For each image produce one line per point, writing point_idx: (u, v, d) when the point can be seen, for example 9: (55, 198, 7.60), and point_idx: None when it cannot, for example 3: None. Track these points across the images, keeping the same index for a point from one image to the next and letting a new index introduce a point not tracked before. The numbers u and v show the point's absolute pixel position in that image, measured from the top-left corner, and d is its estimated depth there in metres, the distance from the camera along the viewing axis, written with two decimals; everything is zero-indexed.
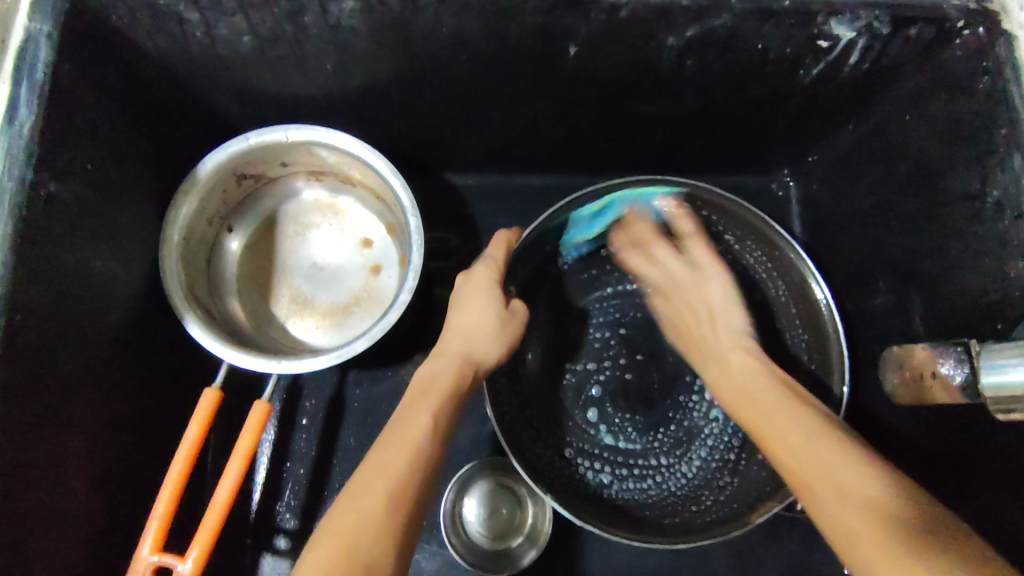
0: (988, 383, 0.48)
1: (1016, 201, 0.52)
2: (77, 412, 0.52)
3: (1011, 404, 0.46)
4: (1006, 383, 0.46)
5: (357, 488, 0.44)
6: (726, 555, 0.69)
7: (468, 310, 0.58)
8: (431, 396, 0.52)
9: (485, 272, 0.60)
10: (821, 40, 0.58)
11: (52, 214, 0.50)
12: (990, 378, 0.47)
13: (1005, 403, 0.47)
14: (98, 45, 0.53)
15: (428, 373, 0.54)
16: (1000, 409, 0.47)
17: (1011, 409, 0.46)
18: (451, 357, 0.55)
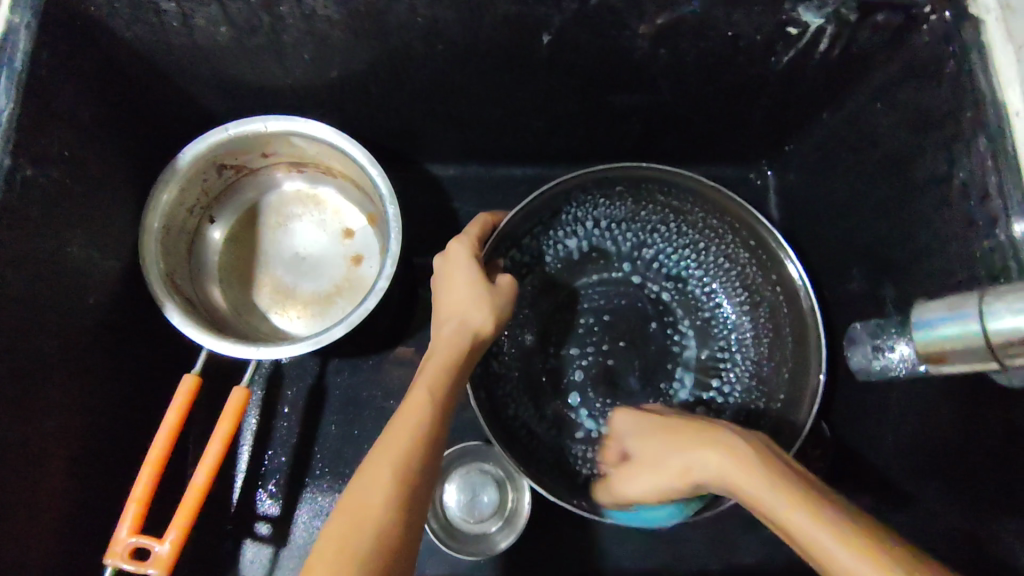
0: (919, 338, 0.45)
1: (981, 183, 0.53)
2: (54, 394, 0.53)
3: (941, 358, 0.44)
4: (935, 338, 0.44)
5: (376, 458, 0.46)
6: (704, 538, 0.70)
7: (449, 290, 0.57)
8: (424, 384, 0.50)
9: (461, 246, 0.60)
10: (790, 27, 0.59)
11: (30, 201, 0.51)
12: (919, 334, 0.45)
13: (935, 358, 0.44)
14: (77, 34, 0.54)
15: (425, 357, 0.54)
16: (933, 362, 0.45)
17: (940, 363, 0.44)
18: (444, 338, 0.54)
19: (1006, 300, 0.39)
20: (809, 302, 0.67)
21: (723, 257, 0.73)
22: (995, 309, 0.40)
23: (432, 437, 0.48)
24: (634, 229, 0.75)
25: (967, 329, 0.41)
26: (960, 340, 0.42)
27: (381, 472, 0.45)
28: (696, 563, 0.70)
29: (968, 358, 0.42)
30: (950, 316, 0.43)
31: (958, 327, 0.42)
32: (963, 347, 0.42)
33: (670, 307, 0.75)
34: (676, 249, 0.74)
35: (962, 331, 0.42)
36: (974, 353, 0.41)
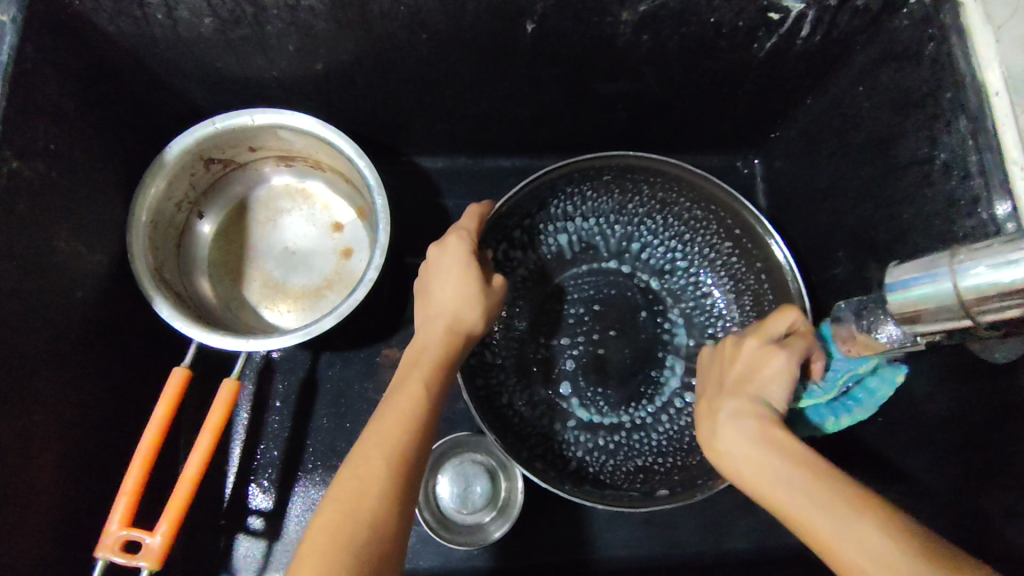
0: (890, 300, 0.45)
1: (963, 161, 0.54)
2: (42, 388, 0.52)
3: (912, 318, 0.44)
4: (906, 298, 0.43)
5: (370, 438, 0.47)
6: (697, 524, 0.71)
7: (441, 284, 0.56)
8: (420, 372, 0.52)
9: (459, 245, 0.57)
10: (771, 13, 0.60)
11: (16, 193, 0.51)
12: (891, 295, 0.44)
13: (908, 318, 0.44)
14: (60, 27, 0.54)
15: (415, 346, 0.54)
16: (904, 322, 0.45)
17: (914, 324, 0.44)
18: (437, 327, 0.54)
19: (978, 257, 0.40)
20: (795, 282, 0.67)
21: (712, 245, 0.73)
22: (969, 266, 0.40)
23: (423, 424, 0.48)
24: (623, 219, 0.75)
25: (940, 288, 0.41)
26: (932, 300, 0.42)
27: (372, 455, 0.45)
28: (691, 549, 0.70)
29: (940, 317, 0.42)
30: (923, 276, 0.42)
31: (932, 286, 0.42)
32: (937, 306, 0.42)
33: (660, 296, 0.76)
34: (665, 238, 0.75)
35: (935, 290, 0.42)
36: (950, 312, 0.41)
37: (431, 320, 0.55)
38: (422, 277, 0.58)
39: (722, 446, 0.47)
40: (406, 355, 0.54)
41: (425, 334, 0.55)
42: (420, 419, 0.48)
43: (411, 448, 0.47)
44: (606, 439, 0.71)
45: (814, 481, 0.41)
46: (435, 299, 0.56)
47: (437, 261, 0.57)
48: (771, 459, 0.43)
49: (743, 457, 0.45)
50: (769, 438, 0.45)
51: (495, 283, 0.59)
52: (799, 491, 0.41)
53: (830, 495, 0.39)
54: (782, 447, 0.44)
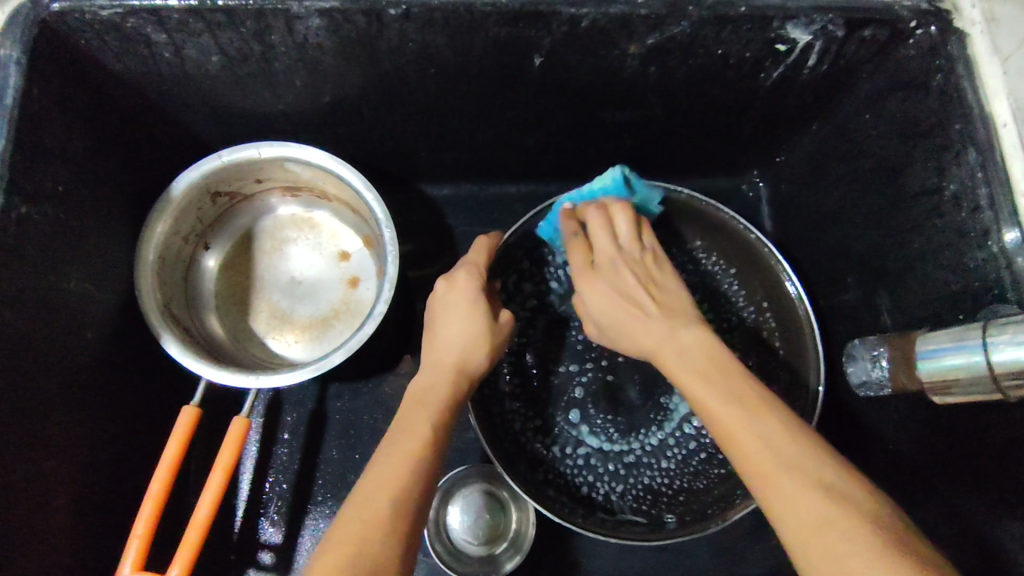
0: (926, 368, 0.50)
1: (973, 194, 0.54)
2: (54, 433, 0.52)
3: (947, 388, 0.49)
4: (941, 367, 0.49)
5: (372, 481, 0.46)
6: (709, 552, 0.70)
7: (447, 318, 0.57)
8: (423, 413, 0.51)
9: (467, 281, 0.59)
10: (778, 44, 0.60)
11: (25, 237, 0.50)
12: (927, 364, 0.50)
13: (940, 388, 0.49)
14: (66, 67, 0.53)
15: (419, 384, 0.54)
16: (940, 391, 0.50)
17: (946, 392, 0.49)
18: (442, 364, 0.55)
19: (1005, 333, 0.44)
20: (804, 310, 0.67)
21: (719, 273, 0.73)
22: (994, 340, 0.44)
23: (427, 464, 0.48)
24: None
25: (969, 360, 0.46)
26: (963, 370, 0.46)
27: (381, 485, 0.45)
28: None
29: (971, 389, 0.46)
30: (954, 347, 0.48)
31: (961, 357, 0.46)
32: (966, 377, 0.46)
33: None
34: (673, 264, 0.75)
35: (963, 362, 0.46)
36: (976, 383, 0.46)
37: (436, 356, 0.55)
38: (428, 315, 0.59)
39: (595, 298, 0.53)
40: (411, 390, 0.54)
41: (431, 372, 0.55)
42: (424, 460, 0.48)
43: (419, 480, 0.47)
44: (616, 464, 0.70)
45: (763, 409, 0.41)
46: (440, 335, 0.56)
47: (444, 297, 0.58)
48: (723, 380, 0.43)
49: (674, 358, 0.46)
50: (709, 359, 0.45)
51: (502, 318, 0.59)
52: (754, 416, 0.40)
53: (783, 428, 0.40)
54: (737, 374, 0.43)
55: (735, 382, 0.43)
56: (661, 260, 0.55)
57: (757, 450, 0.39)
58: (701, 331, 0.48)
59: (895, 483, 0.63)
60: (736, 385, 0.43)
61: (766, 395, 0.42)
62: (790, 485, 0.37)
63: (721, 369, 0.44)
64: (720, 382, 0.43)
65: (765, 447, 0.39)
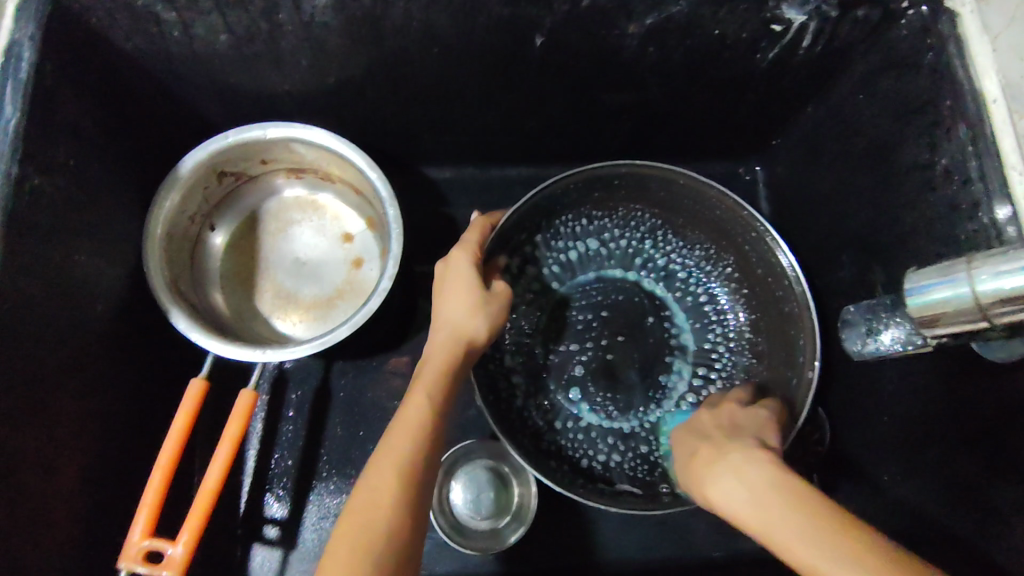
0: (911, 304, 0.48)
1: (964, 167, 0.55)
2: (65, 402, 0.53)
3: (934, 321, 0.47)
4: (927, 302, 0.47)
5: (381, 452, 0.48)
6: (708, 527, 0.72)
7: (445, 295, 0.57)
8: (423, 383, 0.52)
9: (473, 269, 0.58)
10: (774, 24, 0.61)
11: (38, 209, 0.51)
12: (913, 300, 0.48)
13: (928, 322, 0.48)
14: (78, 45, 0.55)
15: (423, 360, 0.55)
16: (926, 325, 0.48)
17: (935, 325, 0.48)
18: (441, 336, 0.55)
19: (995, 262, 0.43)
20: (799, 286, 0.67)
21: (717, 253, 0.75)
22: (984, 272, 0.43)
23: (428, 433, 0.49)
24: (631, 228, 0.77)
25: (957, 292, 0.45)
26: (951, 303, 0.45)
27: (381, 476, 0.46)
28: (702, 552, 0.71)
29: (959, 319, 0.46)
30: (940, 281, 0.46)
31: (950, 291, 0.45)
32: (955, 310, 0.45)
33: (666, 302, 0.77)
34: (671, 246, 0.77)
35: (953, 296, 0.45)
36: (967, 314, 0.45)
37: (436, 332, 0.56)
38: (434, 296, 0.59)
39: (716, 491, 0.43)
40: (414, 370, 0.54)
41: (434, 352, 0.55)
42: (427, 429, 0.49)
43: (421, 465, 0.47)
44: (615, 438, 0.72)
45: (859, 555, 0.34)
46: (439, 312, 0.57)
47: (442, 277, 0.59)
48: (790, 525, 0.37)
49: (816, 537, 0.36)
50: (783, 493, 0.39)
51: (500, 288, 0.59)
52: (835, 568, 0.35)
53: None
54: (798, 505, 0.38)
55: (784, 518, 0.38)
56: (736, 426, 0.53)
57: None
58: (791, 471, 0.41)
59: (890, 455, 0.64)
60: (797, 524, 0.37)
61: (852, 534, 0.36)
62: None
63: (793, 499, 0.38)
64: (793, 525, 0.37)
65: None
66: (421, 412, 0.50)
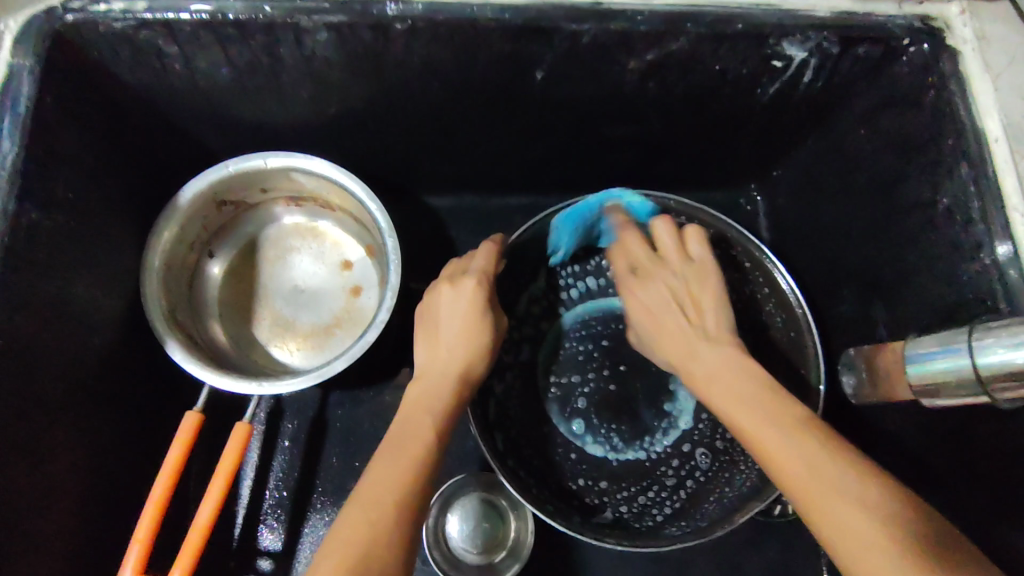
0: (916, 371, 0.50)
1: (966, 208, 0.55)
2: (59, 436, 0.53)
3: (933, 390, 0.49)
4: (927, 370, 0.49)
5: (376, 477, 0.48)
6: (708, 563, 0.71)
7: (455, 326, 0.57)
8: (422, 414, 0.53)
9: (475, 290, 0.58)
10: (775, 60, 0.61)
11: (34, 242, 0.51)
12: (915, 366, 0.50)
13: (927, 390, 0.50)
14: (78, 77, 0.55)
15: (420, 387, 0.55)
16: (925, 394, 0.50)
17: (933, 395, 0.49)
18: (449, 365, 0.56)
19: (993, 338, 0.45)
20: (802, 315, 0.68)
21: None
22: (981, 345, 0.45)
23: (427, 464, 0.49)
24: None
25: (955, 364, 0.47)
26: (949, 373, 0.47)
27: (382, 496, 0.46)
28: None
29: (957, 392, 0.47)
30: (942, 351, 0.48)
31: (948, 361, 0.47)
32: (953, 381, 0.47)
33: None
34: None
35: (952, 365, 0.47)
36: (962, 385, 0.46)
37: (442, 366, 0.56)
38: (429, 314, 0.59)
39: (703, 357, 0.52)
40: (413, 397, 0.54)
41: (431, 381, 0.55)
42: (423, 459, 0.49)
43: (418, 491, 0.48)
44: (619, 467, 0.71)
45: (841, 474, 0.41)
46: (448, 345, 0.57)
47: (452, 303, 0.58)
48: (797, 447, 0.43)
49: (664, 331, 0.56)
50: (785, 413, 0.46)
51: (501, 324, 0.60)
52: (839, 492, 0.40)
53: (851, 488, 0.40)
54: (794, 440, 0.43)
55: (796, 445, 0.43)
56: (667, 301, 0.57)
57: (834, 509, 0.40)
58: (707, 347, 0.52)
59: None
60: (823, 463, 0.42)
61: (845, 458, 0.42)
62: (861, 532, 0.38)
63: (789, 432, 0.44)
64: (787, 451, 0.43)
65: (849, 497, 0.40)
66: (418, 442, 0.50)
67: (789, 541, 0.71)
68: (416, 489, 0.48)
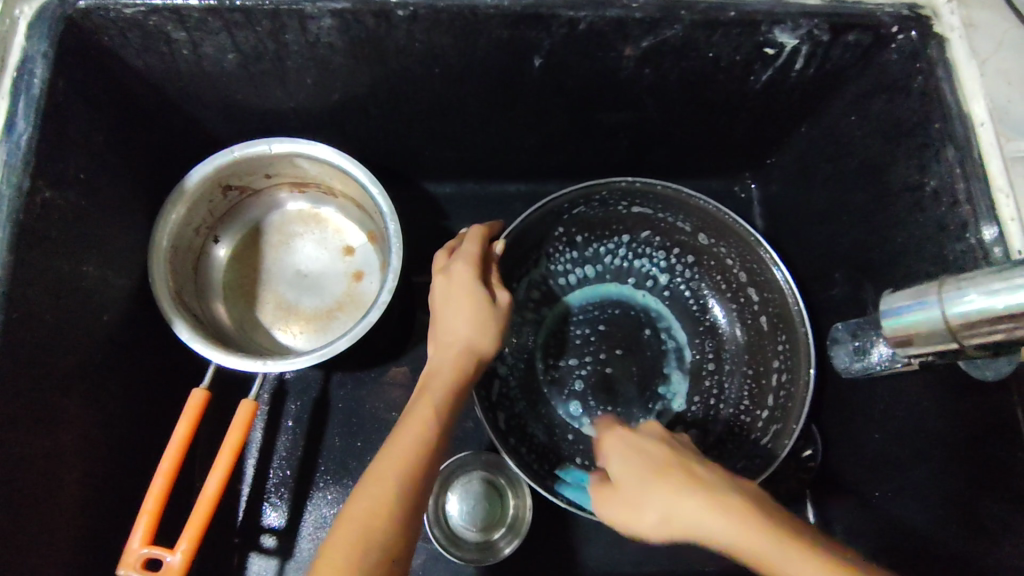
0: (887, 324, 0.50)
1: (952, 189, 0.56)
2: (70, 410, 0.54)
3: (906, 341, 0.49)
4: (901, 323, 0.49)
5: (386, 456, 0.50)
6: (703, 541, 0.72)
7: (448, 313, 0.58)
8: (432, 395, 0.54)
9: (463, 273, 0.59)
10: (767, 48, 0.62)
11: (47, 220, 0.53)
12: (888, 320, 0.50)
13: (901, 341, 0.50)
14: (90, 62, 0.56)
15: (427, 375, 0.57)
16: (899, 344, 0.50)
17: (907, 345, 0.49)
18: (450, 349, 0.57)
19: (966, 287, 0.45)
20: (794, 298, 0.68)
21: (714, 266, 0.76)
22: (953, 296, 0.45)
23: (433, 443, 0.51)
24: (626, 242, 0.78)
25: (928, 315, 0.47)
26: (923, 325, 0.47)
27: (388, 474, 0.48)
28: (696, 566, 0.71)
29: (931, 340, 0.47)
30: (914, 304, 0.48)
31: (921, 314, 0.47)
32: (927, 331, 0.47)
33: (663, 314, 0.78)
34: (666, 259, 0.78)
35: (926, 318, 0.47)
36: (936, 335, 0.47)
37: (443, 351, 0.57)
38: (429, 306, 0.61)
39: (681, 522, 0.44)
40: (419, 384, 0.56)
41: (437, 366, 0.56)
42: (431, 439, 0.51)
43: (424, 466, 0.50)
44: None
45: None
46: (446, 331, 0.58)
47: (443, 291, 0.59)
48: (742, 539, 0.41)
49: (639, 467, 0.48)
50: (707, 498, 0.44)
51: (501, 301, 0.60)
52: None
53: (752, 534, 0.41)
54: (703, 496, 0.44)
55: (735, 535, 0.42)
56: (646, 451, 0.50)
57: None
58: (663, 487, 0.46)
59: (879, 472, 0.65)
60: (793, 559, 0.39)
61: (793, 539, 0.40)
62: None
63: (688, 484, 0.45)
64: (688, 504, 0.44)
65: None
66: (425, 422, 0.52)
67: None
68: (422, 467, 0.49)
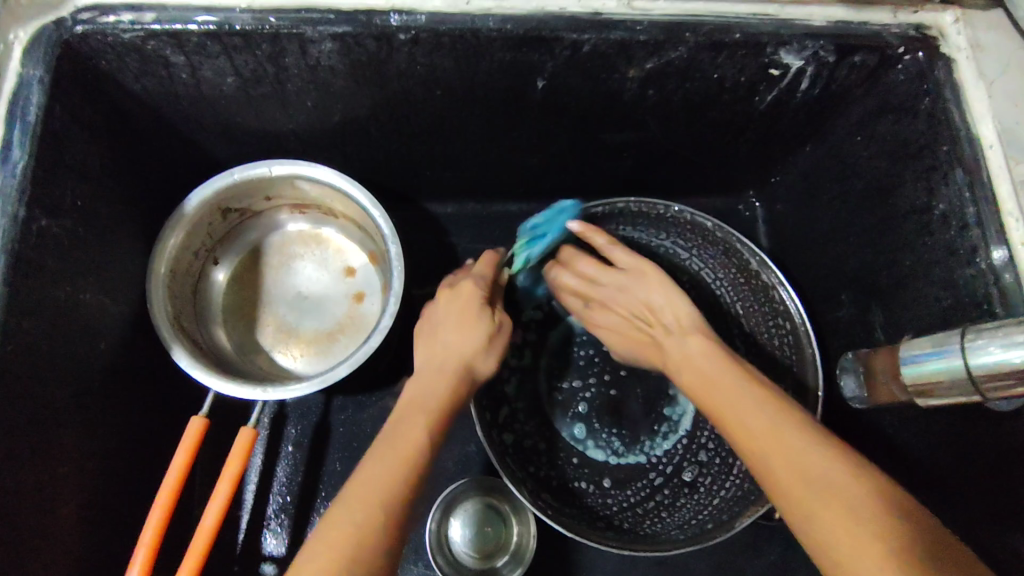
0: (909, 372, 0.52)
1: (961, 213, 0.55)
2: (66, 441, 0.53)
3: (929, 391, 0.50)
4: (923, 371, 0.50)
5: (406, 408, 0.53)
6: (710, 566, 0.71)
7: (452, 327, 0.58)
8: (440, 358, 0.57)
9: (471, 289, 0.60)
10: (772, 69, 0.62)
11: (44, 250, 0.52)
12: (910, 368, 0.51)
13: (924, 391, 0.51)
14: (86, 87, 0.55)
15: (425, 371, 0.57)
16: (922, 395, 0.51)
17: (930, 395, 0.51)
18: (447, 358, 0.56)
19: (988, 339, 0.45)
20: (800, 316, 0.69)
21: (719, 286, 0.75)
22: (979, 345, 0.46)
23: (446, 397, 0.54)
24: None
25: (951, 365, 0.48)
26: (946, 374, 0.48)
27: (406, 430, 0.51)
28: None
29: (954, 391, 0.48)
30: (936, 352, 0.49)
31: (945, 362, 0.48)
32: (950, 381, 0.48)
33: None
34: None
35: (948, 366, 0.48)
36: (957, 385, 0.48)
37: (442, 357, 0.56)
38: (428, 322, 0.60)
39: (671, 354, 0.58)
40: (414, 395, 0.55)
41: (439, 358, 0.57)
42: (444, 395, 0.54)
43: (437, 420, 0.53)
44: (619, 471, 0.72)
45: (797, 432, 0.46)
46: (446, 345, 0.57)
47: (448, 304, 0.59)
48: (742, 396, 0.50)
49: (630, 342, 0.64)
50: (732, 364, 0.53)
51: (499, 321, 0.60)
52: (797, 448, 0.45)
53: (771, 408, 0.48)
54: (743, 373, 0.51)
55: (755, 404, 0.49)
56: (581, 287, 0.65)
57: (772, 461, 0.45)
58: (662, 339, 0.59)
59: None
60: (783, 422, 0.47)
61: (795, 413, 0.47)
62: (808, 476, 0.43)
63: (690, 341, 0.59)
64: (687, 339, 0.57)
65: (804, 461, 0.44)
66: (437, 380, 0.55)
67: (789, 545, 0.72)
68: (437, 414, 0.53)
